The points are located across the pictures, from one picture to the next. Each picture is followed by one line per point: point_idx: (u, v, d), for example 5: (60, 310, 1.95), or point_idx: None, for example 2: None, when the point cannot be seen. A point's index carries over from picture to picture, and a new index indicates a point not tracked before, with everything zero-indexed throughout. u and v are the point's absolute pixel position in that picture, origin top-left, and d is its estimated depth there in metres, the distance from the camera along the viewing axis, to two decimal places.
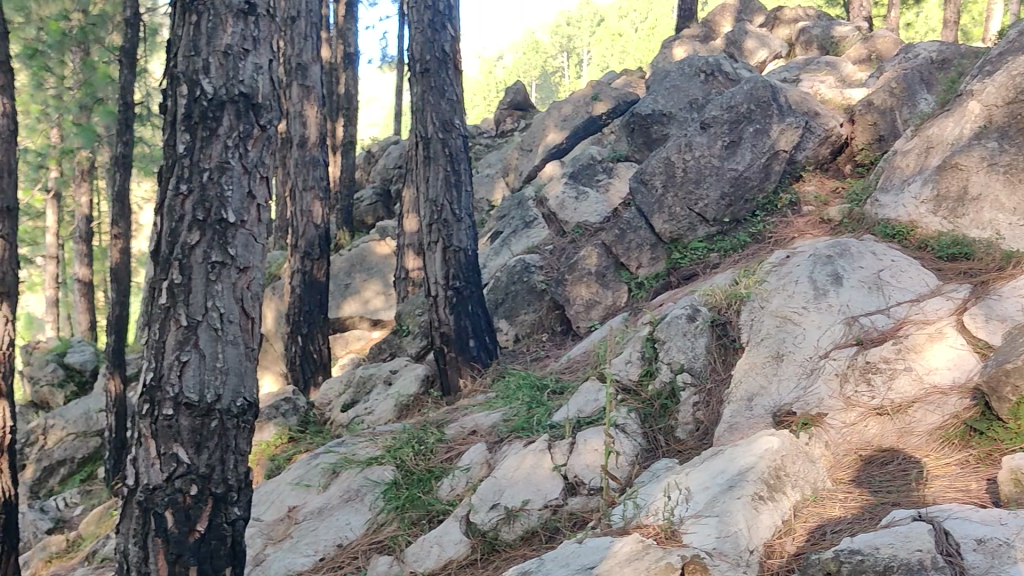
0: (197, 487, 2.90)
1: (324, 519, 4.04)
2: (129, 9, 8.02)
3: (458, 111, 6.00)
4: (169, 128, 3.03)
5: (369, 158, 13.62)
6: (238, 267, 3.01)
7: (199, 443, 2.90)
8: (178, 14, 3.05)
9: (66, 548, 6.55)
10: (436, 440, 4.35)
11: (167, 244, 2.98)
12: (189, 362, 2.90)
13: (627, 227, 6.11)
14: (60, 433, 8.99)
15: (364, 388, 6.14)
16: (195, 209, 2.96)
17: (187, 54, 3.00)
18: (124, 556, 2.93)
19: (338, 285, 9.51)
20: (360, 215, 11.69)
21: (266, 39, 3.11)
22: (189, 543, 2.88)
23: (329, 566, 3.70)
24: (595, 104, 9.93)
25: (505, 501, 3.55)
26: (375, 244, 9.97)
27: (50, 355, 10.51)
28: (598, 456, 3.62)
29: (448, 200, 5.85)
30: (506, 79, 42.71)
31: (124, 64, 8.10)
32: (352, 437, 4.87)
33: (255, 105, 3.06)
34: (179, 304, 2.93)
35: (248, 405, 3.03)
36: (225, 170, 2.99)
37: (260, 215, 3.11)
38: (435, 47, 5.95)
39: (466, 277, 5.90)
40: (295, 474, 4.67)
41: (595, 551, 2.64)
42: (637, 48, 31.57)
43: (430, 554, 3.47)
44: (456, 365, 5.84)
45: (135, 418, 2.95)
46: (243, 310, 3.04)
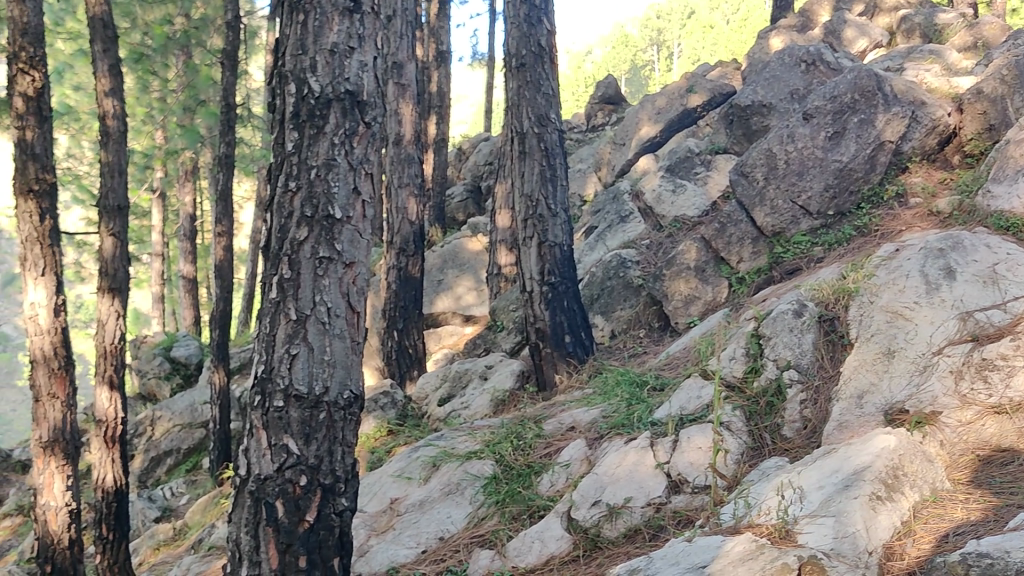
0: (306, 478, 2.94)
1: (426, 512, 4.06)
2: (230, 12, 8.22)
3: (554, 105, 5.96)
4: (278, 127, 3.09)
5: (461, 154, 13.71)
6: (344, 263, 3.04)
7: (308, 434, 2.94)
8: (286, 13, 3.10)
9: (173, 536, 6.76)
10: (534, 436, 4.34)
11: (277, 240, 3.03)
12: (299, 354, 2.95)
13: (727, 222, 6.02)
14: (167, 424, 9.29)
15: (460, 382, 6.17)
16: (303, 205, 3.00)
17: (295, 53, 3.05)
18: (236, 544, 2.99)
19: (431, 281, 9.58)
20: (451, 211, 11.77)
21: (370, 37, 3.13)
22: (298, 533, 2.93)
23: (431, 559, 3.71)
24: (690, 96, 9.77)
25: (607, 498, 3.52)
26: (467, 240, 10.07)
27: (157, 349, 10.88)
28: (704, 454, 3.55)
29: (543, 195, 5.83)
30: (597, 74, 42.53)
31: (226, 66, 8.30)
32: (452, 431, 4.89)
33: (361, 102, 3.09)
34: (289, 298, 2.98)
35: (354, 398, 3.06)
36: (332, 167, 3.02)
37: (366, 210, 3.12)
38: (531, 41, 5.93)
39: (561, 272, 5.86)
40: (396, 466, 4.71)
41: (706, 549, 2.61)
42: (729, 40, 31.10)
43: (532, 549, 3.45)
44: (552, 361, 5.80)
45: (247, 411, 3.02)
46: (349, 305, 3.07)
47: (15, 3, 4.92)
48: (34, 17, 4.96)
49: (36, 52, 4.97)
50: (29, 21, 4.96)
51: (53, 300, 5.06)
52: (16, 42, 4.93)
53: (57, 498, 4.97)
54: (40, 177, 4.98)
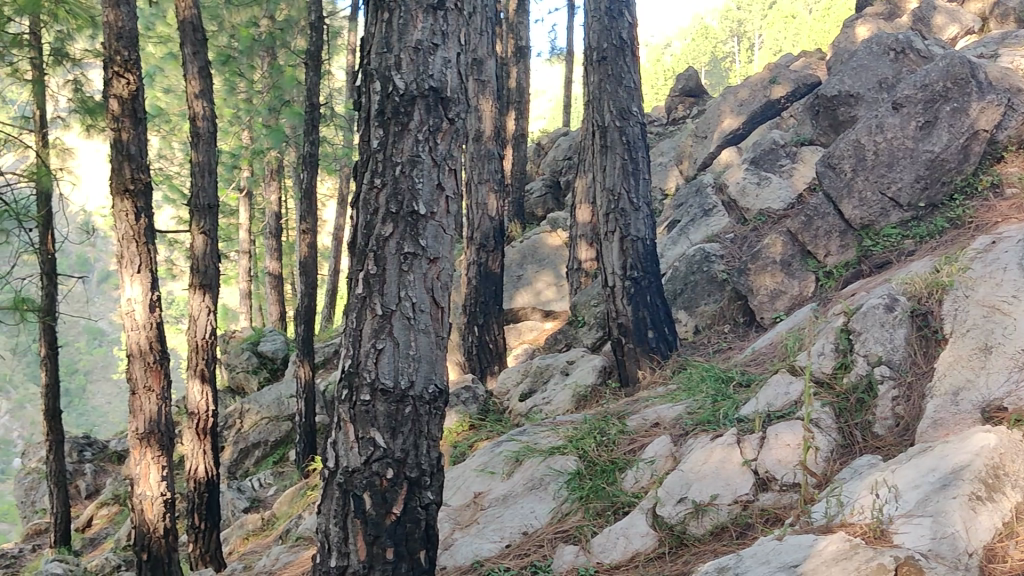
0: (393, 471, 2.96)
1: (510, 507, 4.07)
2: (313, 12, 8.35)
3: (636, 99, 5.91)
4: (364, 124, 3.14)
5: (539, 150, 13.71)
6: (428, 258, 3.05)
7: (394, 428, 2.96)
8: (371, 12, 3.14)
9: (261, 527, 6.92)
10: (618, 432, 4.32)
11: (363, 236, 3.07)
12: (385, 349, 2.98)
13: (814, 214, 5.93)
14: (256, 417, 9.50)
15: (541, 378, 6.17)
16: (389, 202, 3.03)
17: (380, 51, 3.09)
18: (325, 535, 3.04)
19: (511, 277, 9.60)
20: (531, 206, 11.80)
21: (454, 33, 3.14)
22: (385, 525, 2.95)
23: (515, 553, 3.71)
24: (773, 87, 9.59)
25: (693, 495, 3.48)
26: (547, 235, 10.06)
27: (245, 344, 11.15)
28: (792, 452, 3.48)
29: (625, 189, 5.79)
30: (676, 67, 42.10)
31: (310, 66, 8.45)
32: (534, 426, 4.88)
33: (445, 98, 3.10)
34: (375, 293, 3.02)
35: (439, 391, 3.07)
36: (416, 164, 3.04)
37: (449, 206, 3.14)
38: (612, 34, 5.90)
39: (644, 266, 5.81)
40: (479, 461, 4.74)
41: (798, 547, 2.57)
42: (811, 30, 30.52)
43: (617, 546, 3.43)
44: (635, 357, 5.74)
45: (335, 404, 3.07)
46: (433, 300, 3.08)
47: (110, 8, 5.10)
48: (129, 21, 5.12)
49: (130, 55, 5.14)
50: (124, 25, 5.13)
51: (148, 296, 5.19)
52: (112, 46, 5.09)
53: (152, 488, 5.12)
54: (135, 177, 5.14)
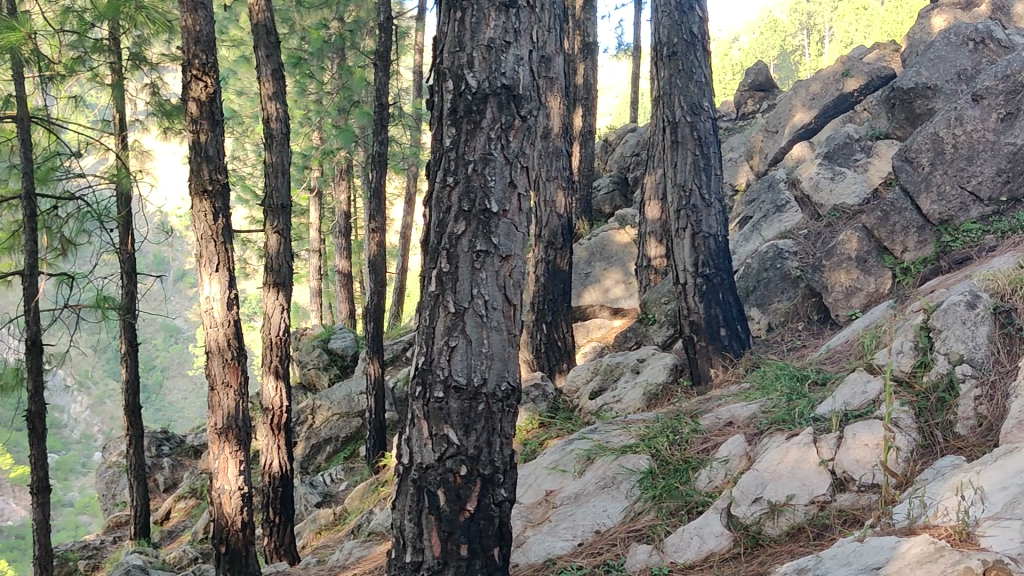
0: (466, 468, 2.96)
1: (581, 505, 4.07)
2: (382, 12, 8.44)
3: (707, 94, 5.85)
4: (437, 123, 3.16)
5: (607, 146, 13.65)
6: (501, 256, 3.04)
7: (468, 425, 2.96)
8: (445, 11, 3.16)
9: (334, 521, 7.02)
10: (691, 431, 4.28)
11: (436, 234, 3.10)
12: (458, 347, 2.99)
13: (891, 210, 5.78)
14: (327, 412, 9.65)
15: (611, 375, 6.14)
16: (461, 200, 3.05)
17: (453, 50, 3.10)
18: (400, 530, 3.05)
19: (579, 274, 9.58)
20: (598, 204, 11.77)
21: (526, 30, 3.13)
22: (460, 521, 2.94)
23: (588, 551, 3.70)
24: (846, 80, 9.39)
25: (769, 494, 3.44)
26: (615, 232, 10.01)
27: (316, 341, 11.34)
28: (870, 452, 3.39)
29: (696, 184, 5.74)
30: (745, 61, 41.58)
31: (379, 66, 8.54)
32: (606, 424, 4.86)
33: (517, 96, 3.08)
34: (448, 291, 3.04)
35: (512, 389, 3.06)
36: (489, 161, 3.04)
37: (521, 204, 3.12)
38: (683, 29, 5.86)
39: (716, 263, 5.74)
40: (550, 458, 4.75)
41: (880, 549, 2.52)
42: (885, 21, 29.90)
43: (691, 545, 3.41)
44: (707, 355, 5.67)
45: (409, 401, 3.09)
46: (505, 297, 3.08)
47: (188, 13, 5.22)
48: (206, 25, 5.24)
49: (208, 59, 5.24)
50: (202, 30, 5.25)
51: (226, 294, 5.30)
52: (190, 50, 5.21)
53: (230, 482, 5.22)
54: (213, 178, 5.25)
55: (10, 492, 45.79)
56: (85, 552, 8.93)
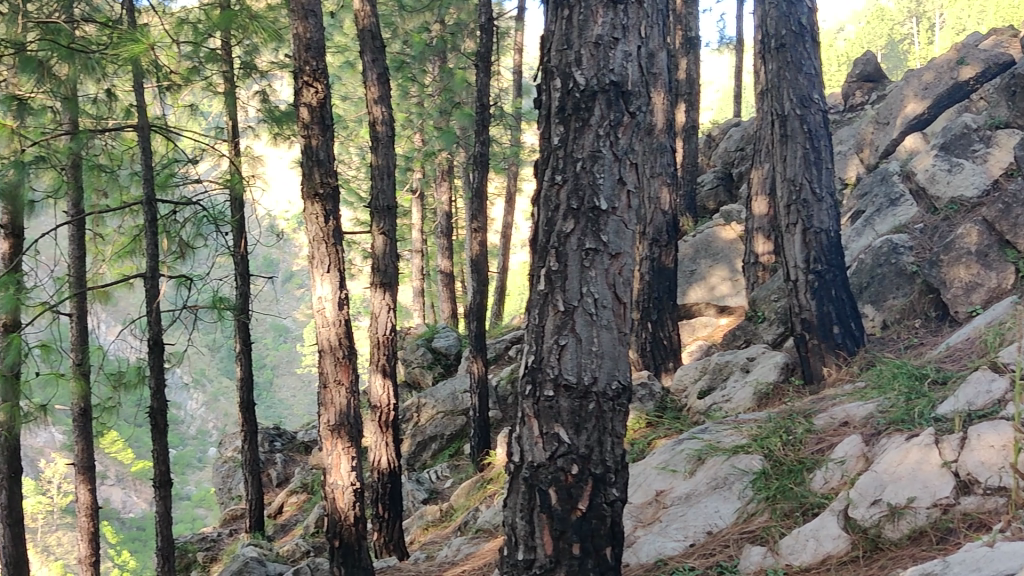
0: (578, 467, 2.91)
1: (693, 505, 4.02)
2: (483, 14, 8.50)
3: (817, 86, 5.72)
4: (545, 122, 3.16)
5: (710, 142, 13.45)
6: (610, 254, 2.98)
7: (578, 424, 2.90)
8: (553, 10, 3.15)
9: (440, 518, 7.11)
10: (805, 431, 4.18)
11: (545, 233, 3.08)
12: (568, 345, 2.95)
13: (1013, 202, 5.57)
14: (432, 411, 9.78)
15: (720, 375, 6.04)
16: (570, 198, 3.02)
17: (562, 48, 3.09)
18: (512, 529, 3.04)
19: (684, 272, 9.47)
20: (702, 200, 11.64)
21: (636, 26, 3.07)
22: (572, 520, 2.89)
23: (700, 552, 3.65)
24: (961, 68, 8.97)
25: (888, 497, 3.33)
26: (720, 229, 9.85)
27: (420, 340, 11.53)
28: (998, 453, 3.21)
29: (806, 178, 5.61)
30: (850, 53, 40.43)
31: (480, 67, 8.60)
32: (716, 424, 4.80)
33: (626, 92, 3.02)
34: (557, 290, 3.01)
35: (624, 388, 2.98)
36: (597, 159, 2.99)
37: (632, 201, 3.05)
38: (791, 20, 5.75)
39: (829, 259, 5.58)
40: (661, 458, 4.71)
41: (1012, 556, 2.41)
42: (1000, 7, 28.62)
43: (807, 548, 3.33)
44: (820, 353, 5.53)
45: (520, 400, 3.08)
46: (616, 296, 3.01)
47: (300, 21, 5.38)
48: (316, 32, 5.39)
49: (318, 65, 5.37)
50: (312, 36, 5.40)
51: (338, 294, 5.40)
52: (301, 57, 5.35)
53: (343, 478, 5.32)
54: (324, 181, 5.38)
55: (132, 485, 47.71)
56: (203, 544, 9.30)
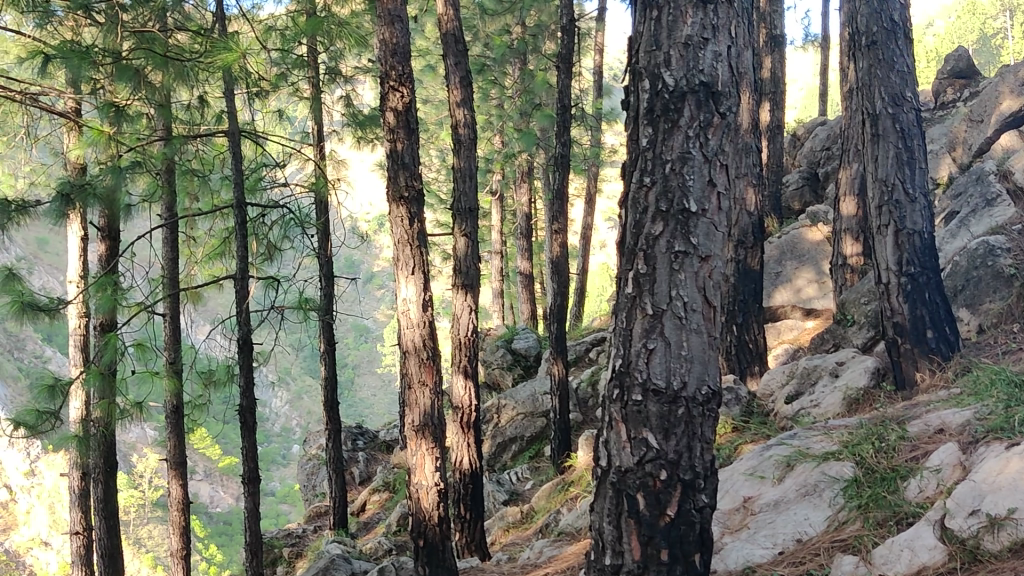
0: (666, 472, 2.87)
1: (782, 512, 3.96)
2: (565, 15, 8.50)
3: (910, 83, 5.58)
4: (634, 123, 3.14)
5: (795, 141, 13.22)
6: (700, 256, 2.94)
7: (667, 429, 2.87)
8: (641, 11, 3.13)
9: (521, 520, 7.13)
10: (898, 438, 4.08)
11: (634, 235, 3.07)
12: (656, 349, 2.92)
13: None
14: (512, 412, 9.81)
15: (808, 379, 5.92)
16: (658, 200, 2.99)
17: (650, 49, 3.07)
18: (600, 533, 3.03)
19: (768, 274, 9.34)
20: (787, 200, 11.50)
21: (725, 25, 3.03)
22: (660, 526, 2.86)
23: (790, 560, 3.58)
24: None
25: (987, 508, 3.21)
26: (806, 229, 9.66)
27: (500, 341, 11.59)
28: None
29: (899, 178, 5.48)
30: (939, 49, 39.34)
31: (561, 68, 8.59)
32: (806, 429, 4.71)
33: (716, 92, 2.99)
34: (645, 293, 2.99)
35: (714, 393, 2.94)
36: (687, 160, 2.96)
37: (723, 203, 3.00)
38: (883, 17, 5.62)
39: (922, 261, 5.43)
40: (748, 464, 4.65)
41: None
42: None
43: (901, 558, 3.24)
44: (913, 358, 5.38)
45: (607, 404, 3.07)
46: (706, 299, 2.96)
47: (386, 27, 5.47)
48: (403, 37, 5.47)
49: (404, 70, 5.45)
50: (398, 42, 5.49)
51: (422, 296, 5.47)
52: (387, 62, 5.43)
53: (427, 477, 5.36)
54: (409, 185, 5.44)
55: (218, 480, 48.99)
56: (288, 540, 9.53)
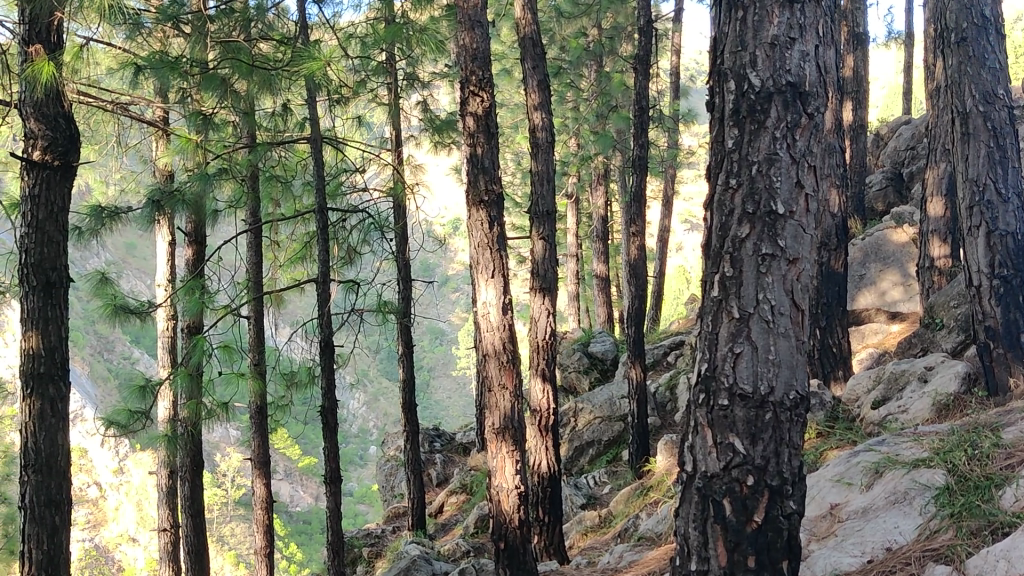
0: (754, 478, 2.84)
1: (871, 520, 3.88)
2: (642, 16, 8.45)
3: (1002, 80, 5.43)
4: (719, 124, 3.11)
5: (878, 141, 12.93)
6: (788, 259, 2.90)
7: (754, 434, 2.84)
8: (726, 11, 3.10)
9: (599, 524, 7.11)
10: (991, 446, 3.95)
11: (720, 238, 3.05)
12: (743, 353, 2.89)
13: None
14: (589, 415, 9.79)
15: (896, 384, 5.79)
16: (745, 202, 2.96)
17: (736, 50, 3.04)
18: (685, 539, 3.02)
19: (851, 276, 9.18)
20: (870, 201, 11.24)
21: (813, 25, 2.99)
22: (747, 532, 2.83)
23: (879, 570, 3.49)
24: None
25: None
26: (890, 231, 9.33)
27: (577, 345, 11.58)
28: None
29: (990, 178, 5.34)
30: None
31: (639, 70, 8.55)
32: (895, 435, 4.61)
33: (804, 93, 2.95)
34: (732, 296, 2.96)
35: (802, 398, 2.89)
36: (774, 162, 2.92)
37: (811, 205, 2.96)
38: (973, 13, 5.48)
39: (1016, 264, 5.26)
40: (836, 471, 4.58)
41: None
42: None
43: (996, 569, 3.04)
44: (1005, 362, 5.20)
45: (693, 408, 3.05)
46: (794, 303, 2.91)
47: (467, 32, 5.54)
48: (483, 42, 5.52)
49: (484, 75, 5.50)
50: (478, 46, 5.54)
51: (502, 299, 5.51)
52: (468, 67, 5.50)
53: (508, 480, 5.38)
54: (489, 188, 5.47)
55: (298, 479, 49.87)
56: (368, 539, 9.66)
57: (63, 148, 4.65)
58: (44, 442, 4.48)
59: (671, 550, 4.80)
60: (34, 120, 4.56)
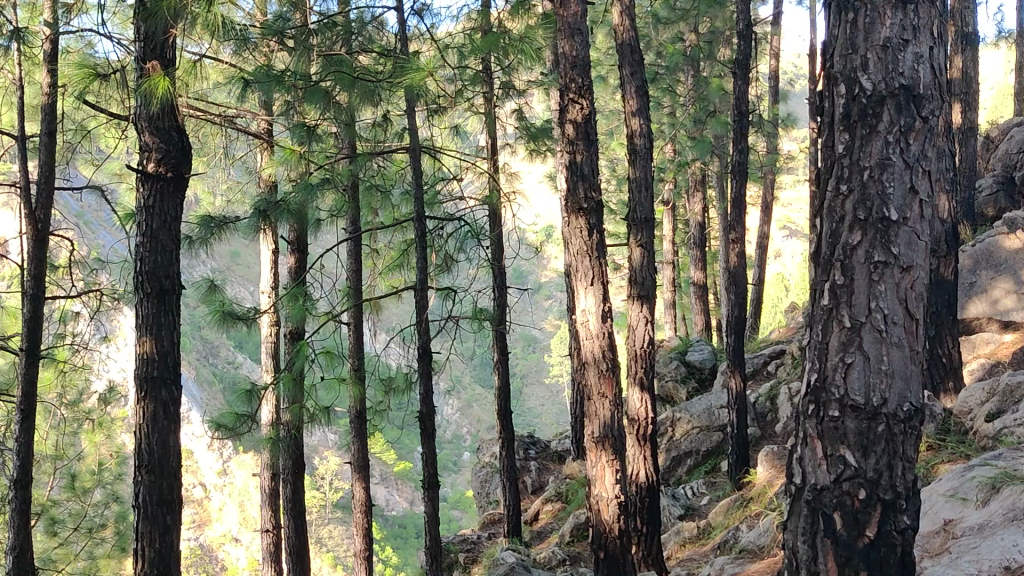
0: (865, 491, 2.77)
1: (988, 537, 3.71)
2: (741, 20, 8.35)
3: None
4: (828, 129, 3.04)
5: (989, 143, 12.49)
6: (901, 266, 2.82)
7: (867, 446, 2.77)
8: (835, 13, 3.04)
9: (698, 535, 7.02)
10: None
11: (829, 245, 2.98)
12: (855, 363, 2.82)
13: None
14: (688, 425, 9.68)
15: (1011, 397, 5.56)
16: (856, 208, 2.90)
17: (846, 53, 2.97)
18: (794, 553, 2.97)
19: (961, 284, 8.94)
20: (980, 206, 10.86)
21: (926, 25, 2.90)
22: (858, 547, 2.76)
23: None
24: None
25: None
26: (1003, 236, 8.81)
27: (674, 354, 11.51)
28: None
29: None
30: None
31: (738, 75, 8.45)
32: (1013, 449, 4.43)
33: (917, 96, 2.87)
34: (843, 304, 2.89)
35: (917, 410, 2.79)
36: (886, 167, 2.85)
37: (926, 210, 2.87)
38: None
39: None
40: (949, 486, 4.44)
41: None
42: None
43: None
44: None
45: (802, 419, 2.99)
46: (908, 311, 2.83)
47: (567, 40, 5.59)
48: (581, 50, 5.55)
49: (583, 82, 5.54)
50: (578, 54, 5.57)
51: (600, 307, 5.50)
52: (568, 75, 5.54)
53: (608, 489, 5.35)
54: (588, 196, 5.50)
55: (394, 484, 50.59)
56: (465, 545, 9.73)
57: (175, 160, 4.82)
58: (157, 443, 4.64)
59: (775, 563, 4.71)
60: (149, 133, 4.76)
